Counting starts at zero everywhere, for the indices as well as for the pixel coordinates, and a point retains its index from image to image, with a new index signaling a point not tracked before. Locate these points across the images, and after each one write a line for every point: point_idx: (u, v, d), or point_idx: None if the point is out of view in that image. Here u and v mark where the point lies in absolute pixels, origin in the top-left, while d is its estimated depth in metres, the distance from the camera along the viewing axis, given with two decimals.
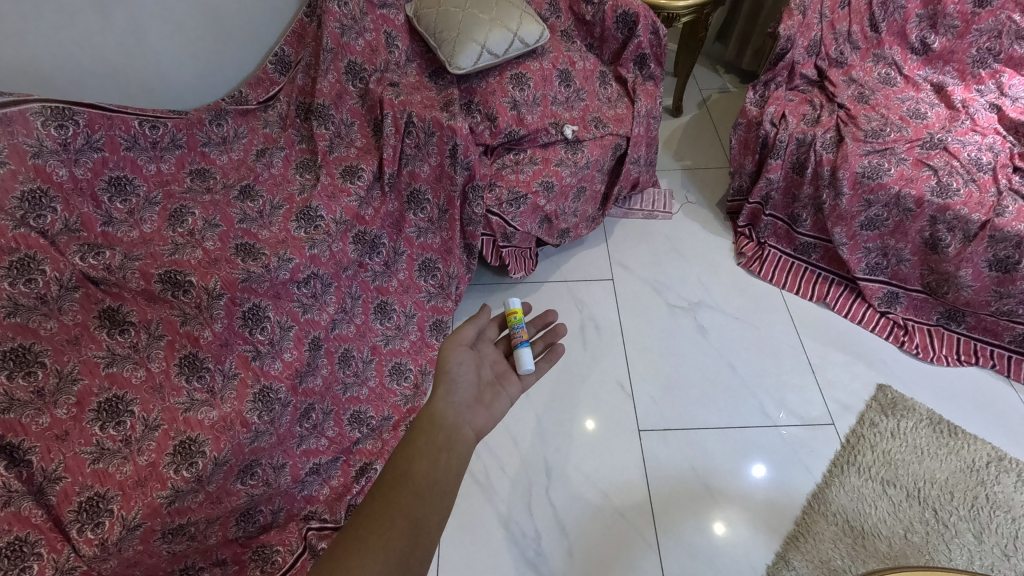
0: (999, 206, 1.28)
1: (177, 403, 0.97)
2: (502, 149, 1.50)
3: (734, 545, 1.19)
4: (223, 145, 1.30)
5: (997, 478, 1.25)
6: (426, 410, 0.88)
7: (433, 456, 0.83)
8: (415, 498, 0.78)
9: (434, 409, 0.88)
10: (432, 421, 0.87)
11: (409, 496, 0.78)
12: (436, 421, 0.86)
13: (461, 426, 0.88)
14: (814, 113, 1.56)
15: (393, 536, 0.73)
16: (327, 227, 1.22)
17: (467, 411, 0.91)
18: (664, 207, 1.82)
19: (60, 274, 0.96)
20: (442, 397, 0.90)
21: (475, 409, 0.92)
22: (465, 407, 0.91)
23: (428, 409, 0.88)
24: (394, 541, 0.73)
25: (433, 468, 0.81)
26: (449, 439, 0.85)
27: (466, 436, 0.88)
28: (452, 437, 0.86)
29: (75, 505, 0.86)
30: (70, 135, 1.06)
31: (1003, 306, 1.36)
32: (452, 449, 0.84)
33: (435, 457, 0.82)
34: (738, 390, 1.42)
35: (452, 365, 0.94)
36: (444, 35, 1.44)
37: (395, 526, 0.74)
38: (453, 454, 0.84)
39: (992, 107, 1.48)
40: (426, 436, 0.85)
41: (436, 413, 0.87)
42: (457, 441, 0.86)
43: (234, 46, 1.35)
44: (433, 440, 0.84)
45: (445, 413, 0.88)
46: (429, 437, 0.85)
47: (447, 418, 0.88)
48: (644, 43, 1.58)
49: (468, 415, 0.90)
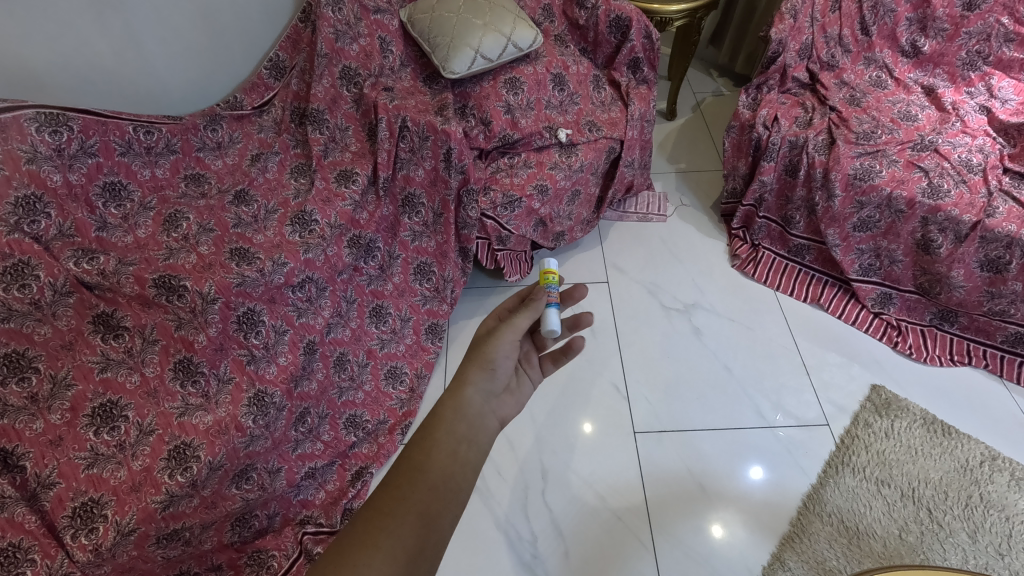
0: (990, 207, 1.29)
1: (171, 408, 0.97)
2: (497, 153, 1.52)
3: (731, 547, 1.19)
4: (218, 150, 1.30)
5: (990, 477, 1.25)
6: (453, 395, 0.81)
7: (452, 447, 0.78)
8: (428, 493, 0.74)
9: (462, 397, 0.81)
10: (455, 409, 0.80)
11: (422, 489, 0.74)
12: (458, 409, 0.80)
13: (486, 417, 0.82)
14: (806, 115, 1.57)
15: (403, 533, 0.70)
16: (321, 231, 1.23)
17: (496, 398, 0.84)
18: (659, 210, 1.83)
19: (54, 279, 0.96)
20: (476, 384, 0.82)
21: (504, 399, 0.85)
22: (495, 395, 0.84)
23: (455, 393, 0.81)
24: (403, 538, 0.69)
25: (450, 461, 0.77)
26: (471, 431, 0.80)
27: (489, 428, 0.82)
28: (474, 428, 0.80)
29: (69, 511, 0.86)
30: (64, 141, 1.06)
31: (995, 306, 1.37)
32: (474, 443, 0.79)
33: (453, 451, 0.77)
34: (734, 391, 1.42)
35: (499, 354, 0.84)
36: (439, 40, 1.46)
37: (406, 521, 0.71)
38: (473, 448, 0.79)
39: (982, 109, 1.49)
40: (445, 425, 0.79)
41: (461, 401, 0.81)
42: (479, 435, 0.80)
43: (230, 51, 1.36)
44: (454, 432, 0.79)
45: (472, 399, 0.81)
46: (451, 429, 0.79)
47: (471, 407, 0.81)
48: (637, 48, 1.60)
49: (496, 404, 0.84)
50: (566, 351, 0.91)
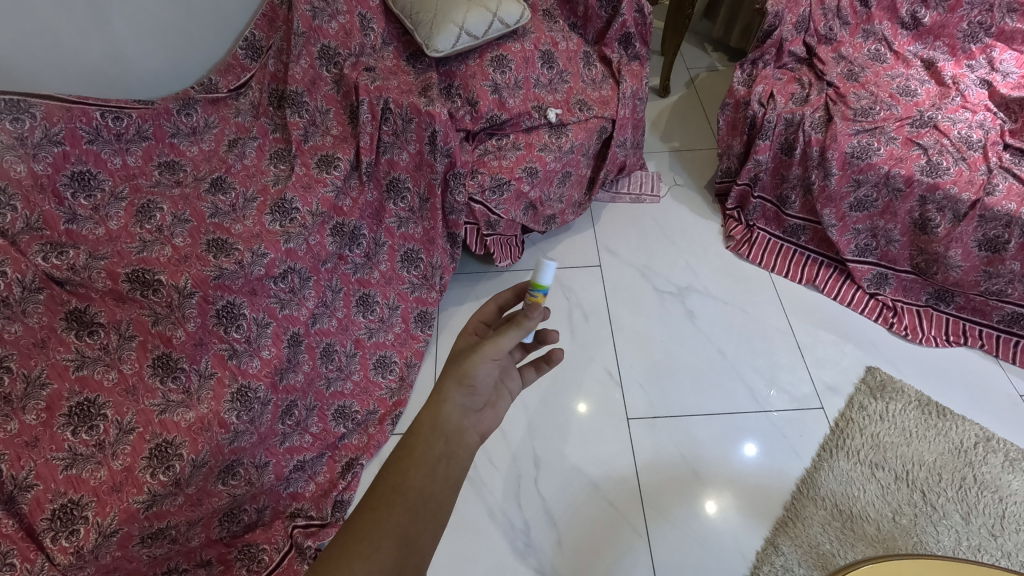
0: (989, 184, 1.26)
1: (151, 405, 0.94)
2: (484, 134, 1.46)
3: (723, 528, 1.19)
4: (193, 136, 1.26)
5: (985, 458, 1.25)
6: (431, 413, 0.78)
7: (432, 466, 0.77)
8: (406, 515, 0.74)
9: (440, 413, 0.78)
10: (432, 426, 0.78)
11: (400, 512, 0.74)
12: (436, 427, 0.78)
13: (467, 429, 0.81)
14: (803, 92, 1.53)
15: (380, 558, 0.70)
16: (302, 219, 1.18)
17: (475, 412, 0.82)
18: (652, 190, 1.79)
19: (22, 275, 0.92)
20: (453, 399, 0.79)
21: (483, 413, 0.83)
22: (476, 408, 0.82)
23: (433, 410, 0.78)
24: (382, 561, 0.70)
25: (428, 480, 0.76)
26: (449, 447, 0.79)
27: (469, 441, 0.81)
28: (453, 443, 0.79)
29: (48, 513, 0.83)
30: (27, 129, 1.01)
31: (992, 285, 1.36)
32: (453, 459, 0.78)
33: (432, 469, 0.76)
34: (727, 375, 1.41)
35: (478, 370, 0.80)
36: (421, 16, 1.39)
37: (384, 546, 0.71)
38: (453, 463, 0.78)
39: (982, 83, 1.45)
40: (423, 444, 0.78)
41: (440, 418, 0.79)
42: (458, 449, 0.79)
43: (202, 29, 1.30)
44: (431, 450, 0.78)
45: (450, 416, 0.79)
46: (429, 442, 0.78)
47: (450, 423, 0.79)
48: (628, 22, 1.54)
49: (476, 418, 0.82)
50: (548, 360, 0.91)
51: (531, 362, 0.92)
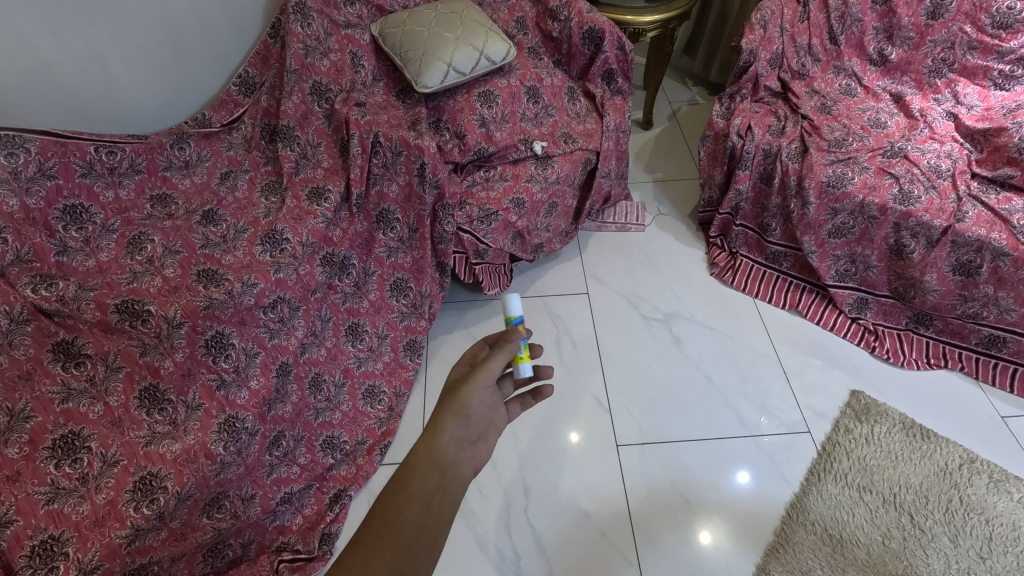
0: (959, 212, 1.30)
1: (137, 437, 0.93)
2: (472, 166, 1.50)
3: (716, 556, 1.18)
4: (186, 169, 1.28)
5: (969, 480, 1.26)
6: (426, 446, 0.80)
7: (426, 500, 0.77)
8: (400, 550, 0.73)
9: (435, 445, 0.80)
10: (429, 459, 0.80)
11: (394, 546, 0.73)
12: (433, 460, 0.80)
13: (461, 464, 0.82)
14: (779, 124, 1.58)
15: None
16: (293, 250, 1.20)
17: (470, 446, 0.83)
18: (637, 219, 1.83)
19: (10, 307, 0.93)
20: (450, 431, 0.82)
21: (477, 447, 0.84)
22: (471, 441, 0.84)
23: (429, 443, 0.80)
24: None
25: (423, 515, 0.76)
26: (444, 481, 0.79)
27: (464, 476, 0.82)
28: (449, 477, 0.80)
29: (28, 550, 0.82)
30: (21, 164, 1.03)
31: (968, 308, 1.39)
32: (448, 493, 0.79)
33: (427, 503, 0.77)
34: (715, 400, 1.42)
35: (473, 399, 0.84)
36: (410, 54, 1.44)
37: None
38: (448, 497, 0.79)
39: (949, 115, 1.51)
40: (419, 478, 0.79)
41: (436, 451, 0.80)
42: (453, 483, 0.80)
43: (196, 67, 1.34)
44: (427, 484, 0.78)
45: (445, 449, 0.81)
46: (425, 476, 0.79)
47: (446, 456, 0.81)
48: (610, 59, 1.60)
49: (470, 452, 0.83)
50: (536, 395, 0.94)
51: (517, 398, 0.94)
